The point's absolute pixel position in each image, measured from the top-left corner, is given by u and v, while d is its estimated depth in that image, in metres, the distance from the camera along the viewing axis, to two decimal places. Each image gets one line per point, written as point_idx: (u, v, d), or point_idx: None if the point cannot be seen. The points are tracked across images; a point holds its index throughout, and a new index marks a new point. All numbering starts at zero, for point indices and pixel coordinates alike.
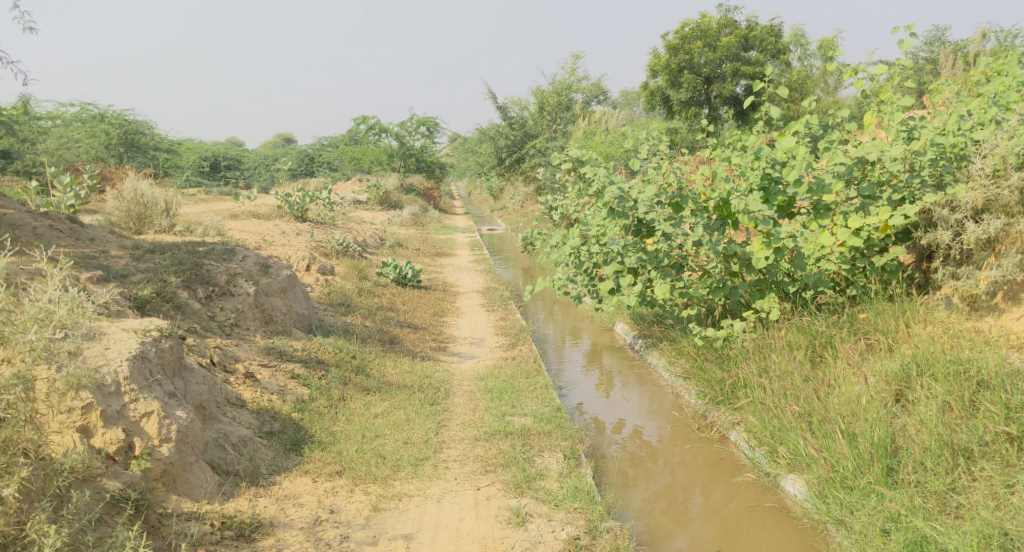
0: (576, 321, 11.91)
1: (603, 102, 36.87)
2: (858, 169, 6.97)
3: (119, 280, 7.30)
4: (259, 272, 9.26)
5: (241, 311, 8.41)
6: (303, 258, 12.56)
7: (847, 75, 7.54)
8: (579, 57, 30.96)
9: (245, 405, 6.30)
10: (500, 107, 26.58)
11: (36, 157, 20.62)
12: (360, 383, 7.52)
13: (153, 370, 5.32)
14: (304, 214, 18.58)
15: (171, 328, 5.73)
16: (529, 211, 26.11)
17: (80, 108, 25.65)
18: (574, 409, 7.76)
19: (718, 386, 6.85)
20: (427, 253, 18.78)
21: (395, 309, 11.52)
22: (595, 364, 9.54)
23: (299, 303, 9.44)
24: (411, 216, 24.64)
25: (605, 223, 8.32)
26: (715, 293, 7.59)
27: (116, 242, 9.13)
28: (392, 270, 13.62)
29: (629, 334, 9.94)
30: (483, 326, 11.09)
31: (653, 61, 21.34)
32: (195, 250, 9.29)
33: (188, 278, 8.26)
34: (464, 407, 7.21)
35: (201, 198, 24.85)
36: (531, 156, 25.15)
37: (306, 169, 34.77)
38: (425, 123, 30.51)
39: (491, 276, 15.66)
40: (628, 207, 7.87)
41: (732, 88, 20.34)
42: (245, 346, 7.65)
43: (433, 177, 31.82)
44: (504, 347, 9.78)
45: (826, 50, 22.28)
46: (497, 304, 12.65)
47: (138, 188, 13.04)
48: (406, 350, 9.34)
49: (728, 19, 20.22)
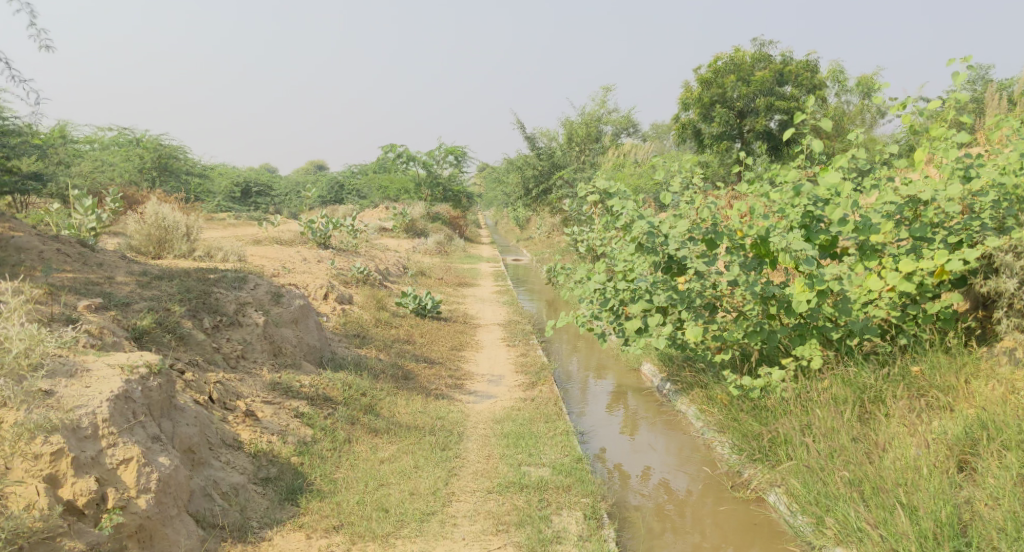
0: (601, 358, 11.42)
1: (632, 134, 36.55)
2: (909, 209, 6.53)
3: (120, 308, 6.95)
4: (270, 301, 8.91)
5: (248, 342, 8.02)
6: (321, 286, 12.21)
7: (894, 108, 7.06)
8: (610, 90, 30.71)
9: (242, 447, 5.87)
10: (529, 137, 26.33)
11: (68, 179, 20.73)
12: (368, 423, 7.06)
13: (137, 411, 4.92)
14: (326, 241, 18.30)
15: (163, 364, 5.34)
16: (556, 242, 25.68)
17: (116, 132, 25.85)
18: (597, 456, 7.26)
19: (756, 441, 6.27)
20: (450, 283, 18.38)
21: (413, 342, 11.08)
22: (619, 406, 9.05)
23: (311, 335, 9.05)
24: (436, 245, 24.35)
25: (633, 259, 7.86)
26: (751, 337, 7.07)
27: (125, 267, 8.80)
28: (412, 300, 13.21)
29: (657, 376, 9.42)
30: (503, 362, 10.60)
31: (684, 94, 21.01)
32: (206, 276, 8.95)
33: (194, 306, 7.89)
34: (478, 454, 6.73)
35: (229, 223, 24.82)
36: (559, 187, 24.81)
37: (335, 197, 34.79)
38: (453, 152, 30.34)
39: (514, 309, 15.19)
40: (658, 243, 7.39)
41: (766, 122, 19.84)
42: (249, 381, 7.23)
43: (460, 206, 31.57)
44: (523, 387, 9.27)
45: (864, 86, 21.80)
46: (518, 338, 12.17)
47: (159, 211, 12.81)
48: (420, 387, 8.87)
49: (763, 53, 19.92)
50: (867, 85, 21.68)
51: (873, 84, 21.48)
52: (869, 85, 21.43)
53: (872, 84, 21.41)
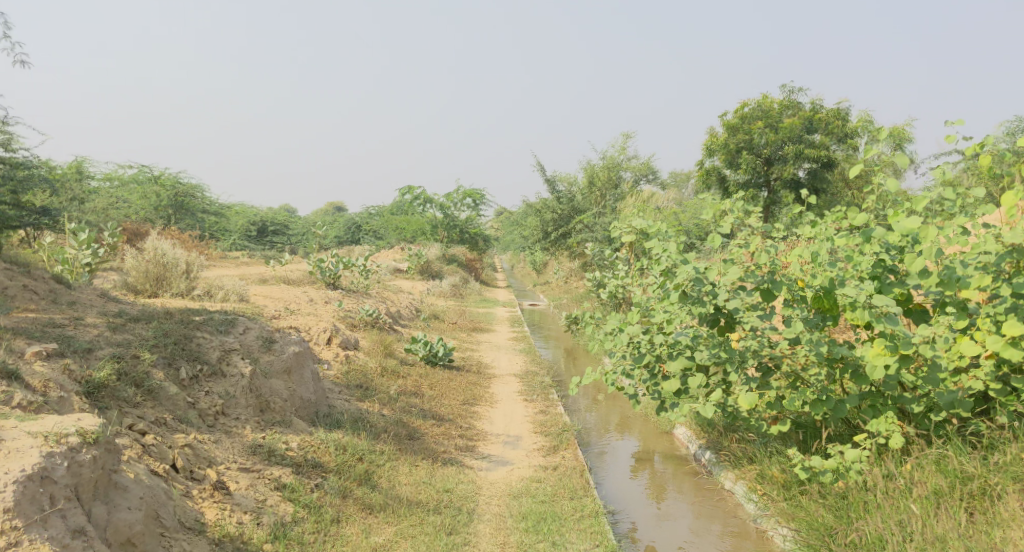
0: (624, 416, 10.37)
1: (651, 181, 35.65)
2: (1010, 261, 5.52)
3: (79, 355, 6.01)
4: (261, 348, 7.96)
5: (231, 396, 7.06)
6: (324, 330, 11.25)
7: (971, 148, 6.17)
8: (631, 136, 29.91)
9: (204, 530, 4.99)
10: (549, 180, 25.51)
11: (79, 215, 20.08)
12: (362, 497, 6.05)
13: (56, 496, 4.19)
14: (336, 282, 17.33)
15: (104, 430, 4.63)
16: (574, 288, 24.70)
17: (135, 170, 25.34)
18: (630, 539, 6.26)
19: (831, 539, 5.34)
20: (464, 329, 17.36)
21: (421, 395, 10.03)
22: (645, 472, 8.17)
23: (305, 388, 8.05)
24: (451, 288, 23.45)
25: (673, 309, 6.87)
26: (815, 407, 6.06)
27: (101, 307, 7.89)
28: (422, 347, 12.21)
29: (693, 443, 8.36)
30: (520, 421, 9.52)
31: (710, 139, 20.17)
32: (191, 318, 8.00)
33: (171, 353, 6.93)
34: (490, 542, 5.78)
35: (242, 262, 24.07)
36: (578, 231, 23.88)
37: (352, 238, 34.04)
38: (471, 196, 29.60)
39: (531, 358, 14.12)
40: (705, 293, 6.38)
41: (794, 171, 18.91)
42: (225, 444, 6.26)
43: (477, 249, 30.68)
44: (544, 451, 8.24)
45: (897, 137, 20.82)
46: (536, 393, 11.08)
47: (159, 247, 11.96)
48: (426, 450, 7.82)
49: (792, 100, 19.06)
50: (900, 135, 20.72)
51: (906, 136, 20.50)
52: (902, 135, 20.46)
53: (905, 135, 20.44)
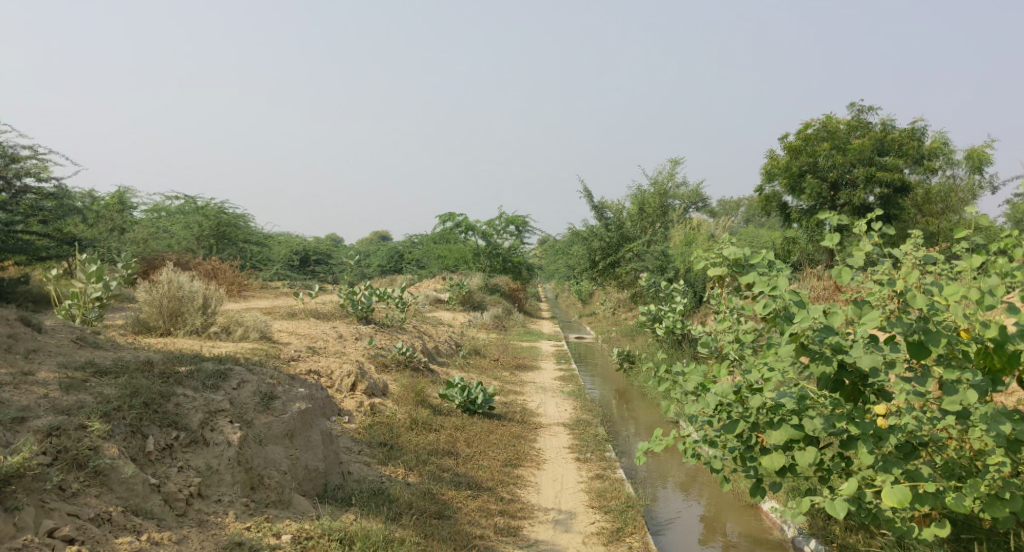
0: (692, 475, 8.67)
1: (701, 208, 33.88)
2: None
3: (4, 427, 4.75)
4: (256, 406, 6.47)
5: (213, 472, 5.60)
6: (348, 374, 9.73)
7: None
8: (680, 160, 28.21)
9: None
10: (597, 206, 23.92)
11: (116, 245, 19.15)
12: None
13: None
14: (368, 315, 15.86)
15: None
16: (626, 320, 22.99)
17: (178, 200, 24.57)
18: None
19: None
20: (507, 367, 15.77)
21: (456, 455, 8.46)
22: (719, 547, 6.83)
23: (311, 454, 6.56)
24: (493, 319, 21.93)
25: (782, 363, 5.20)
26: (991, 508, 4.48)
27: (67, 358, 6.50)
28: (459, 393, 10.63)
29: (789, 524, 6.71)
30: (573, 490, 7.90)
31: (771, 163, 18.53)
32: (174, 369, 6.57)
33: (137, 418, 5.51)
34: None
35: (280, 293, 22.98)
36: (629, 259, 22.19)
37: (395, 267, 32.70)
38: (514, 223, 28.23)
39: (581, 403, 12.46)
40: (832, 345, 4.73)
41: (865, 196, 16.77)
42: (192, 544, 4.85)
43: (520, 278, 29.10)
44: (604, 537, 6.63)
45: (971, 159, 19.78)
46: (590, 450, 9.41)
47: (174, 278, 10.53)
48: (458, 535, 6.26)
49: (861, 119, 17.28)
50: (978, 158, 19.71)
51: (982, 159, 19.57)
52: (980, 159, 19.63)
53: (983, 157, 19.61)
